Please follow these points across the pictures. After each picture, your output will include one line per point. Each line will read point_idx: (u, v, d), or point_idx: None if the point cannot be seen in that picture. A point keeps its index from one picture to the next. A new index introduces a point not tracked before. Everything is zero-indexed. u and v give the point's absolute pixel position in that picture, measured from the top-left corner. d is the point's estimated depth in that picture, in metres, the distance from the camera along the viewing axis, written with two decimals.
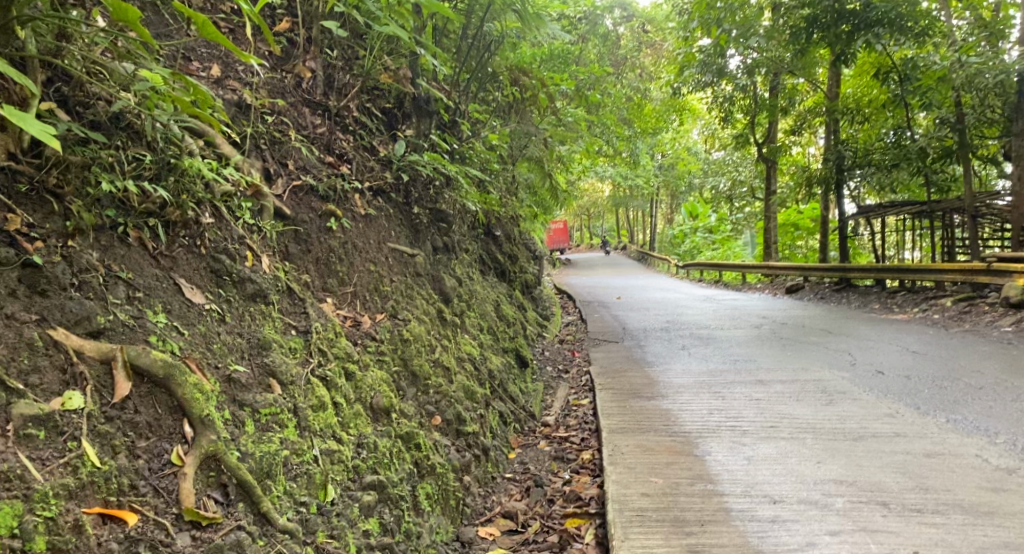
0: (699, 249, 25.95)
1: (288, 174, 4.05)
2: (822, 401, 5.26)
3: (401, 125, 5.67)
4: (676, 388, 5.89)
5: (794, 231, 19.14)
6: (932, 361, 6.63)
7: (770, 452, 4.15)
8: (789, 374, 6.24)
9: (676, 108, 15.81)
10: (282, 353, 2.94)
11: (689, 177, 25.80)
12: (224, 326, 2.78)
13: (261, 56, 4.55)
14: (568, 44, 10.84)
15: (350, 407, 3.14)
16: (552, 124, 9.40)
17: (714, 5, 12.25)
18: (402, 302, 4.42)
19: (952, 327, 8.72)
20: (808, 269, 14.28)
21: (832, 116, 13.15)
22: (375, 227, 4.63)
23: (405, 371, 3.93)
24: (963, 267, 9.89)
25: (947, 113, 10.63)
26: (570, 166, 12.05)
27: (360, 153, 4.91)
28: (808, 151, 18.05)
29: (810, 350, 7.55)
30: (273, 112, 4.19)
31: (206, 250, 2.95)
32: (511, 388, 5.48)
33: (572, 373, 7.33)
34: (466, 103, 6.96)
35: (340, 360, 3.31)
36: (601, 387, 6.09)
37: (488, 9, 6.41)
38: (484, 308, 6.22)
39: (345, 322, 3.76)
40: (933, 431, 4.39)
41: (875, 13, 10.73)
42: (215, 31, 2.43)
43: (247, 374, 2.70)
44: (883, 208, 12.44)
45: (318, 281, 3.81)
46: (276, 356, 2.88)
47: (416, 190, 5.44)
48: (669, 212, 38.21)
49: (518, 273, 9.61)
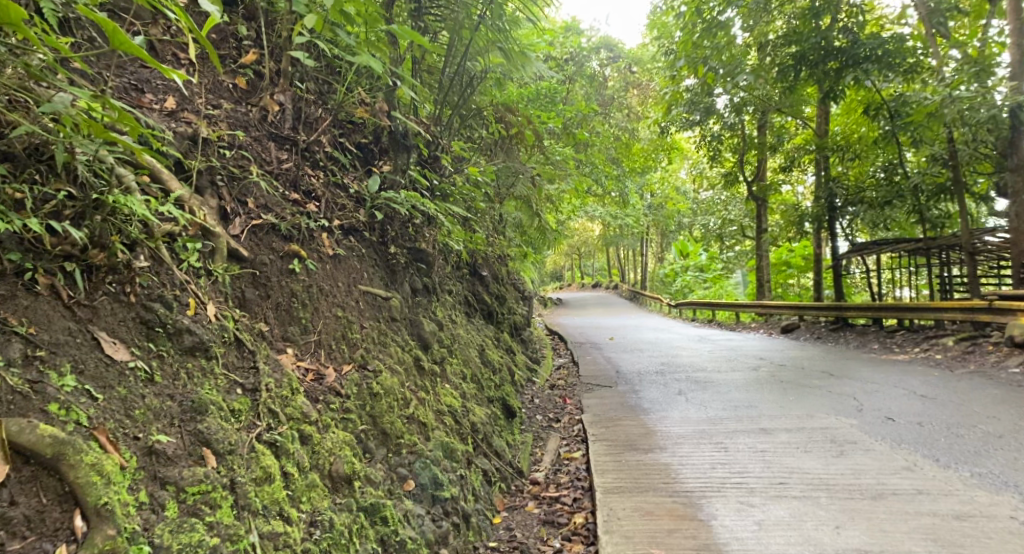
0: (691, 287, 25.73)
1: (246, 213, 3.73)
2: (831, 452, 4.87)
3: (378, 160, 5.36)
4: (674, 439, 5.48)
5: (786, 270, 18.93)
6: (942, 406, 6.26)
7: (782, 515, 3.74)
8: (794, 421, 5.85)
9: (665, 147, 15.75)
10: (222, 417, 2.55)
11: (678, 217, 25.79)
12: (152, 387, 2.40)
13: (222, 89, 4.30)
14: (555, 83, 10.75)
15: (303, 477, 2.74)
16: (539, 162, 9.20)
17: (701, 44, 12.24)
18: (373, 350, 4.03)
19: (957, 368, 8.37)
20: (804, 307, 13.97)
21: (822, 153, 13.09)
22: (344, 268, 4.26)
23: (374, 431, 3.52)
24: (963, 305, 9.60)
25: (940, 150, 10.50)
26: (560, 205, 11.84)
27: (330, 190, 4.58)
28: (797, 189, 18.01)
29: (813, 394, 7.16)
30: (232, 147, 3.89)
31: (136, 298, 2.59)
32: (496, 442, 5.05)
33: (563, 421, 6.90)
34: (449, 140, 6.71)
35: (294, 421, 2.91)
36: (594, 438, 5.67)
37: (470, 45, 6.22)
38: (468, 354, 5.83)
39: (306, 376, 3.37)
40: (958, 488, 4.00)
41: (863, 50, 10.74)
42: (131, 43, 2.15)
43: (174, 445, 2.32)
44: (877, 245, 12.24)
45: (276, 330, 3.46)
46: (212, 422, 2.48)
47: (393, 228, 5.10)
48: (659, 251, 38.20)
49: (506, 314, 9.25)
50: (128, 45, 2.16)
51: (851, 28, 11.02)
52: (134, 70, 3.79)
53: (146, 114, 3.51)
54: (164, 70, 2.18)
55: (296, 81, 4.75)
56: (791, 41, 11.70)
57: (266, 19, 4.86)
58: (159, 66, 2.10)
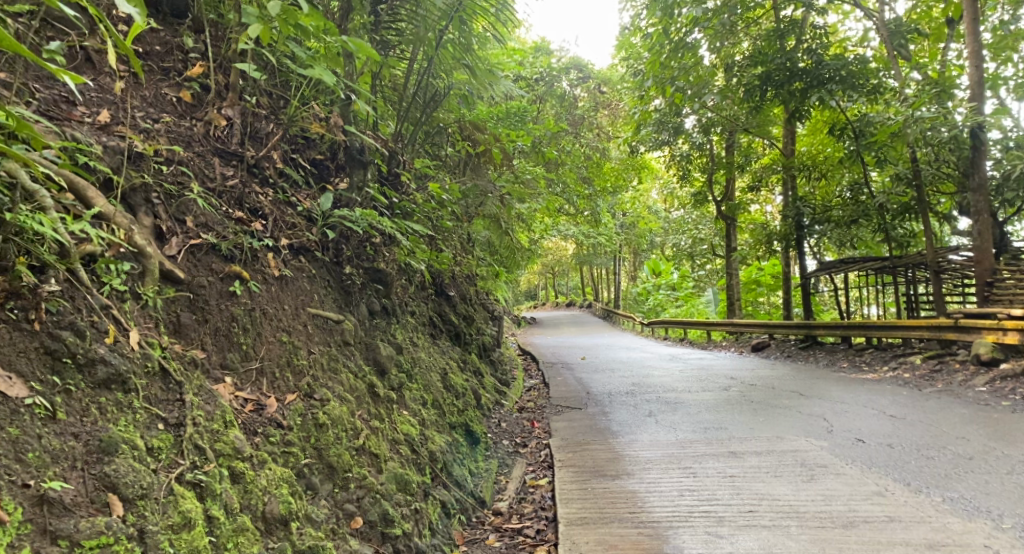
0: (663, 306, 25.80)
1: (184, 232, 3.51)
2: (801, 477, 4.74)
3: (334, 178, 5.16)
4: (642, 464, 5.30)
5: (756, 288, 19.02)
6: (912, 427, 6.18)
7: (751, 547, 3.60)
8: (764, 444, 5.72)
9: (635, 166, 15.78)
10: (135, 457, 2.33)
11: (650, 236, 25.89)
12: (52, 426, 2.19)
13: (165, 102, 4.09)
14: (523, 101, 10.67)
15: (230, 522, 2.51)
16: (508, 180, 9.07)
17: (669, 64, 12.26)
18: (322, 378, 3.80)
19: (925, 386, 8.35)
20: (774, 326, 13.99)
21: (789, 172, 13.20)
22: (293, 289, 4.04)
23: (319, 465, 3.30)
24: (929, 323, 9.62)
25: (904, 169, 10.59)
26: (531, 224, 11.71)
27: (280, 208, 4.37)
28: (767, 209, 18.18)
29: (783, 415, 7.05)
30: (171, 162, 3.67)
31: (42, 325, 2.36)
32: (457, 471, 4.82)
33: (531, 446, 6.69)
34: (412, 157, 6.54)
35: (225, 457, 2.69)
36: (560, 465, 5.48)
37: (433, 62, 6.10)
38: (430, 378, 5.61)
39: (244, 406, 3.15)
40: (931, 514, 3.88)
41: (827, 71, 10.85)
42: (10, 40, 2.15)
43: (73, 491, 2.12)
44: (845, 264, 12.31)
45: (214, 357, 3.23)
46: (122, 463, 2.28)
47: (348, 248, 4.89)
48: (632, 270, 38.34)
49: (474, 335, 9.04)
50: (9, 45, 2.16)
51: (815, 50, 11.13)
52: (65, 82, 3.58)
53: (75, 128, 3.28)
54: (46, 66, 2.18)
55: (246, 95, 4.55)
56: (757, 62, 11.82)
57: (216, 32, 4.67)
58: (41, 60, 2.08)
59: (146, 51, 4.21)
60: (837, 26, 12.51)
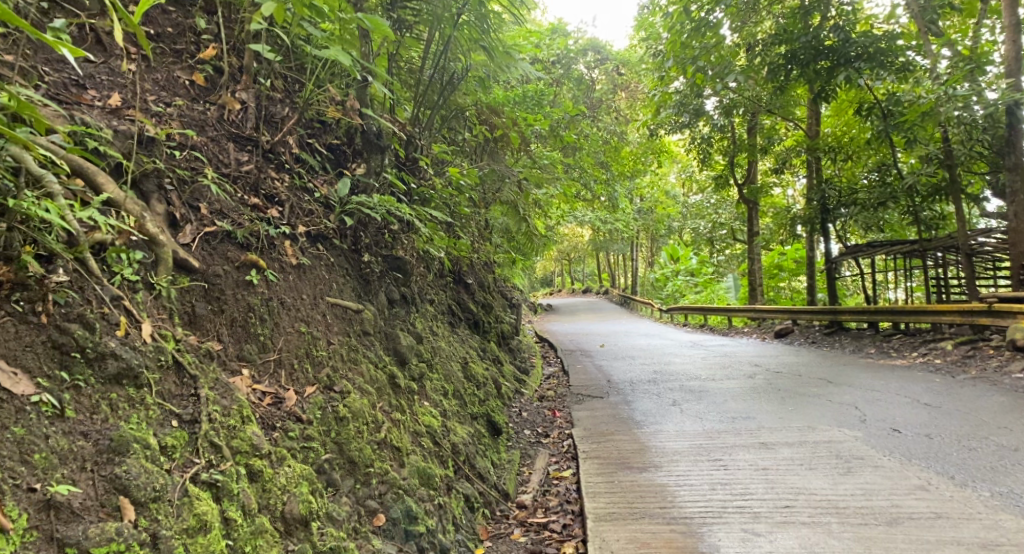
0: (681, 292, 25.51)
1: (199, 219, 3.38)
2: (838, 470, 4.56)
3: (351, 163, 5.01)
4: (670, 456, 5.15)
5: (778, 273, 18.70)
6: (949, 416, 5.96)
7: (791, 546, 3.46)
8: (795, 434, 5.53)
9: (654, 150, 15.49)
10: (146, 456, 2.22)
11: (668, 221, 25.58)
12: (60, 425, 2.08)
13: (178, 86, 3.96)
14: (540, 84, 10.46)
15: (249, 523, 2.40)
16: (526, 166, 8.90)
17: (689, 44, 11.92)
18: (342, 369, 3.68)
19: (959, 373, 8.09)
20: (797, 311, 13.70)
21: (814, 154, 12.88)
22: (310, 277, 3.91)
23: (340, 460, 3.18)
24: (960, 308, 9.32)
25: (936, 150, 10.20)
26: (548, 210, 11.52)
27: (296, 194, 4.23)
28: (788, 192, 17.81)
29: (812, 404, 6.84)
30: (184, 147, 3.55)
31: (49, 317, 2.25)
32: (480, 463, 4.70)
33: (553, 436, 6.55)
34: (429, 142, 6.38)
35: (242, 455, 2.57)
36: (585, 456, 5.35)
37: (450, 43, 5.93)
38: (450, 367, 5.48)
39: (261, 400, 3.04)
40: (980, 511, 3.71)
41: (854, 49, 10.51)
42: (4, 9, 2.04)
43: (82, 495, 2.01)
44: (871, 248, 12.00)
45: (231, 349, 3.12)
46: (133, 463, 2.16)
47: (366, 235, 4.75)
48: (649, 256, 37.96)
49: (493, 323, 8.91)
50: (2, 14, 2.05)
51: (842, 27, 10.78)
52: (76, 65, 3.47)
53: (85, 112, 3.16)
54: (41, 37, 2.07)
55: (261, 78, 4.40)
56: (781, 40, 11.48)
57: (228, 13, 4.52)
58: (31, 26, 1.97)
59: (157, 33, 4.08)
60: (864, 4, 12.13)
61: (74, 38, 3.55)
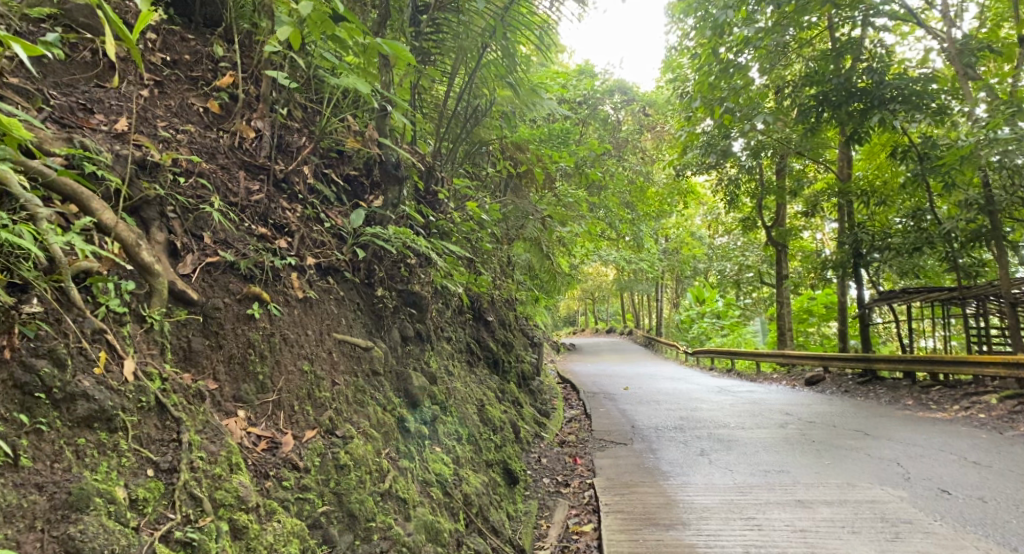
0: (708, 334, 24.93)
1: (201, 249, 3.20)
2: (884, 535, 4.17)
3: (368, 195, 4.85)
4: (699, 512, 4.78)
5: (808, 318, 18.17)
6: (1004, 477, 5.48)
7: None
8: (835, 492, 5.12)
9: (680, 190, 15.23)
10: (109, 513, 2.08)
11: (694, 262, 25.14)
12: (10, 477, 1.96)
13: (191, 112, 3.84)
14: (566, 122, 10.33)
15: None
16: (551, 203, 8.71)
17: (717, 85, 11.74)
18: (346, 412, 3.43)
19: (1008, 430, 7.57)
20: (829, 358, 13.18)
21: (846, 198, 12.54)
22: (317, 312, 3.69)
23: (339, 513, 2.92)
24: (1006, 360, 8.79)
25: (976, 194, 9.75)
26: (572, 248, 11.28)
27: (308, 225, 4.05)
28: (818, 235, 17.38)
29: (850, 458, 6.40)
30: (190, 173, 3.40)
31: (13, 355, 2.13)
32: (493, 516, 4.39)
33: (573, 485, 6.20)
34: (449, 175, 6.22)
35: (225, 509, 2.40)
36: (607, 510, 5.00)
37: (475, 76, 5.81)
38: (465, 410, 5.20)
39: (255, 445, 2.82)
40: None
41: (888, 90, 10.25)
42: None
43: None
44: (907, 294, 11.53)
45: (227, 389, 2.91)
46: (91, 521, 2.03)
47: (381, 269, 4.55)
48: (674, 298, 37.41)
49: (513, 363, 8.61)
50: None
51: (875, 69, 10.54)
52: (86, 89, 3.36)
53: (88, 136, 3.03)
54: None
55: (278, 105, 4.27)
56: (812, 82, 11.26)
57: (248, 41, 4.43)
58: None
59: (174, 59, 3.98)
60: (897, 46, 11.91)
61: (86, 63, 3.46)
